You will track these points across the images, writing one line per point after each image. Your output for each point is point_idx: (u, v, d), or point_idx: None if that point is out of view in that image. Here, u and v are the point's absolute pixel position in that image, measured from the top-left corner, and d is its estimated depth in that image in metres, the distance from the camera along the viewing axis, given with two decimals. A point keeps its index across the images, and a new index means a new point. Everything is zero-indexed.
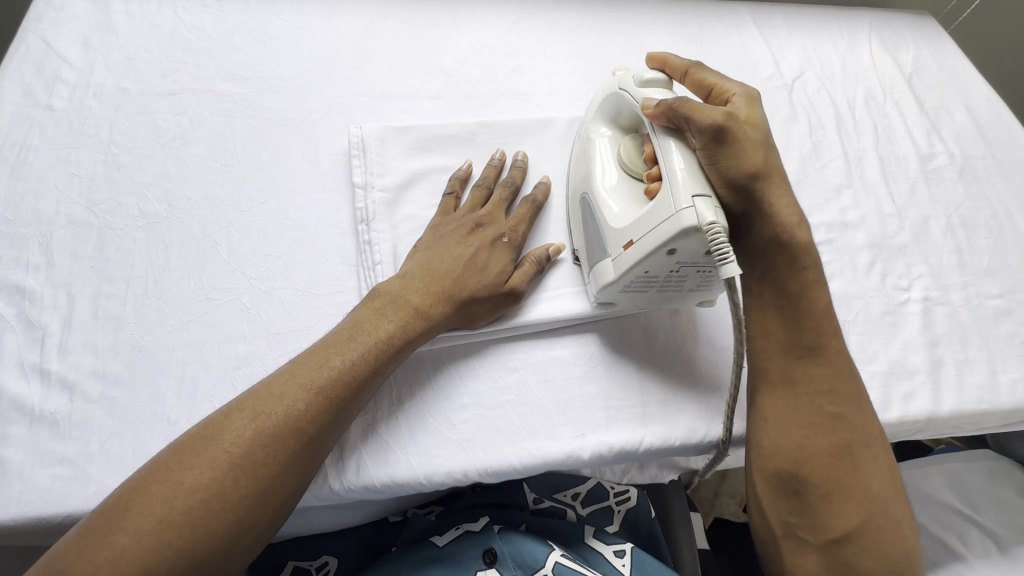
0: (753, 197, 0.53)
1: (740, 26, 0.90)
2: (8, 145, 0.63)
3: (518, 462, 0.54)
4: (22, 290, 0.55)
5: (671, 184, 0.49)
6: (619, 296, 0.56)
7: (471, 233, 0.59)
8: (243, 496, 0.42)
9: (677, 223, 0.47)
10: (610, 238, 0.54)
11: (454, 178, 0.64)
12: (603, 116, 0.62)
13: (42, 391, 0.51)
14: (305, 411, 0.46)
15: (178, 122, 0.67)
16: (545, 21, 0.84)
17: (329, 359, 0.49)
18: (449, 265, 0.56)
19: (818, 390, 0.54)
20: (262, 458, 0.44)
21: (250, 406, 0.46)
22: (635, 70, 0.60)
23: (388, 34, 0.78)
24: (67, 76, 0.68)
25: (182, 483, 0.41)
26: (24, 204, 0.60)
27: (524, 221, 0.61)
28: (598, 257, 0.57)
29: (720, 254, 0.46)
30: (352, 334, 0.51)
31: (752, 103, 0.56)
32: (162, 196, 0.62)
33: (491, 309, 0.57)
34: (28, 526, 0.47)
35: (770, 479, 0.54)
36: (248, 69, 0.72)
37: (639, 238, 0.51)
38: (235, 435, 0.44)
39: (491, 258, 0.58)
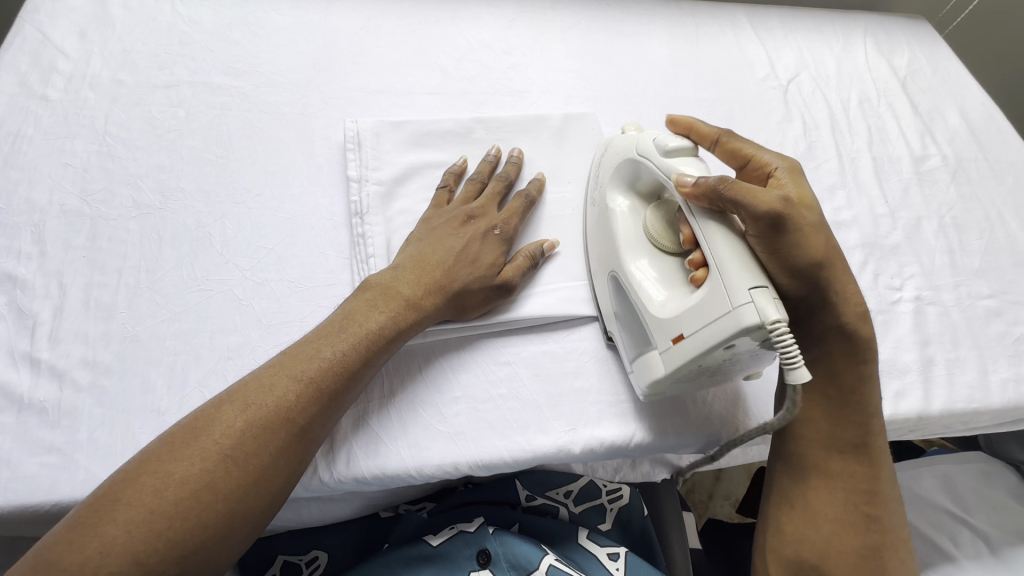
0: (817, 283, 0.51)
1: (736, 27, 0.91)
2: (2, 134, 0.63)
3: (508, 455, 0.54)
4: (13, 278, 0.55)
5: (723, 273, 0.46)
6: (667, 387, 0.53)
7: (463, 225, 0.59)
8: (234, 487, 0.42)
9: (738, 321, 0.44)
10: (657, 329, 0.51)
11: (448, 172, 0.64)
12: (620, 181, 0.59)
13: (31, 379, 0.51)
14: (297, 401, 0.46)
15: (174, 114, 0.67)
16: (543, 19, 0.85)
17: (321, 350, 0.49)
18: (441, 257, 0.56)
19: (855, 486, 0.53)
20: (253, 448, 0.44)
21: (241, 397, 0.46)
22: (654, 134, 0.55)
23: (385, 30, 0.78)
24: (63, 67, 0.68)
25: (173, 475, 0.41)
26: (17, 193, 0.60)
27: (517, 215, 0.61)
28: (643, 345, 0.53)
29: (787, 355, 0.42)
30: (343, 325, 0.51)
31: (796, 177, 0.53)
32: (157, 187, 0.62)
33: (482, 301, 0.57)
34: (15, 515, 0.47)
35: (789, 566, 0.54)
36: (245, 63, 0.72)
37: (692, 333, 0.47)
38: (226, 427, 0.44)
39: (483, 250, 0.58)
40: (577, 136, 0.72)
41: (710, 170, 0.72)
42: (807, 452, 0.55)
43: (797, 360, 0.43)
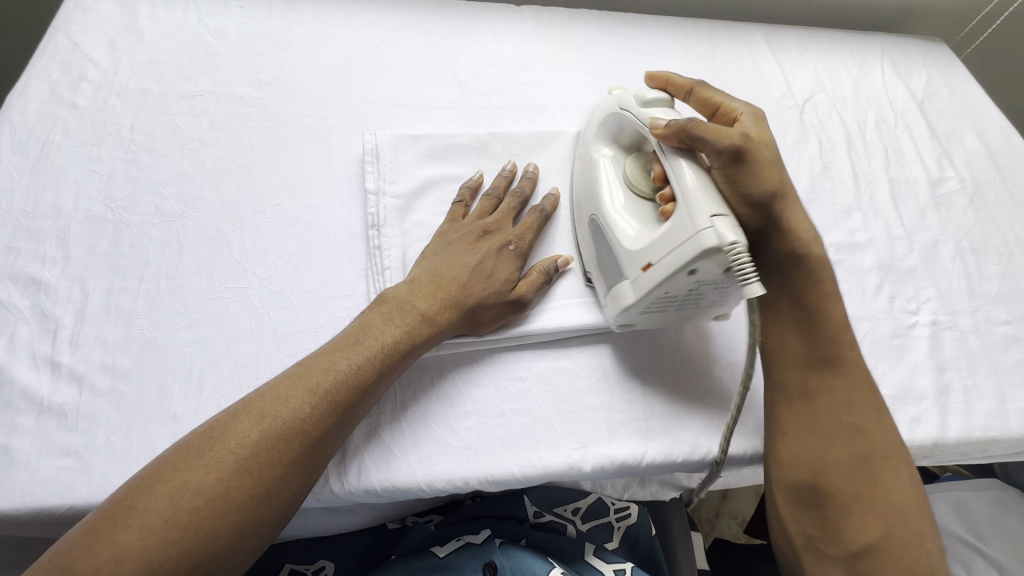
0: (774, 213, 0.53)
1: (752, 46, 0.92)
2: (31, 140, 0.64)
3: (518, 471, 0.54)
4: (38, 282, 0.56)
5: (686, 203, 0.49)
6: (637, 317, 0.56)
7: (479, 240, 0.59)
8: (248, 497, 0.43)
9: (698, 244, 0.47)
10: (627, 260, 0.54)
11: (465, 187, 0.65)
12: (606, 136, 0.61)
13: (52, 382, 0.52)
14: (310, 413, 0.47)
15: (198, 124, 0.68)
16: (561, 36, 0.86)
17: (336, 362, 0.50)
18: (458, 272, 0.57)
19: (838, 396, 0.53)
20: (267, 460, 0.44)
21: (256, 408, 0.46)
22: (633, 90, 0.59)
23: (405, 44, 0.79)
24: (92, 76, 0.70)
25: (189, 484, 0.42)
26: (43, 198, 0.61)
27: (532, 231, 0.62)
28: (616, 280, 0.56)
29: (744, 273, 0.46)
30: (359, 338, 0.51)
31: (761, 119, 0.57)
32: (179, 195, 0.63)
33: (496, 316, 0.57)
34: (31, 517, 0.47)
35: (788, 490, 0.52)
36: (268, 74, 0.74)
37: (658, 261, 0.51)
38: (241, 436, 0.44)
39: (498, 265, 0.58)
40: None
41: None
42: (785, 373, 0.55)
43: (753, 278, 0.47)
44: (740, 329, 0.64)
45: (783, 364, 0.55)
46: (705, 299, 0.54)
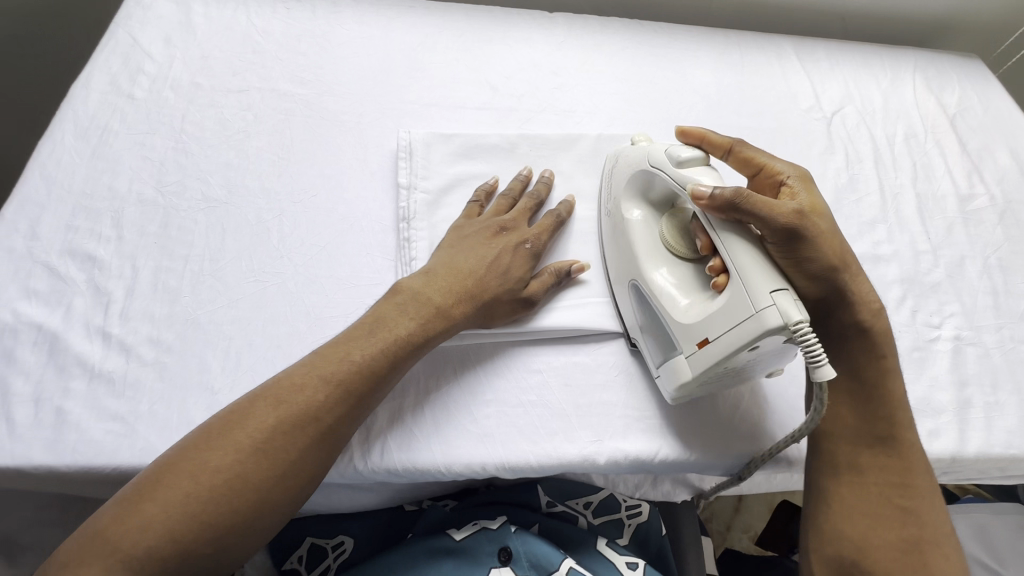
0: (837, 285, 0.53)
1: (782, 58, 0.92)
2: (91, 127, 0.69)
3: (534, 460, 0.56)
4: (93, 258, 0.60)
5: (743, 277, 0.48)
6: (693, 390, 0.55)
7: (496, 236, 0.61)
8: (264, 477, 0.45)
9: (761, 323, 0.47)
10: (680, 334, 0.53)
11: (481, 188, 0.67)
12: (633, 190, 0.62)
13: (103, 351, 0.55)
14: (325, 401, 0.49)
15: (244, 117, 0.72)
16: (591, 43, 0.88)
17: (350, 354, 0.51)
18: (473, 268, 0.58)
19: (888, 479, 0.53)
20: (281, 444, 0.46)
21: (273, 394, 0.48)
22: (665, 146, 0.59)
23: (441, 47, 0.83)
24: (149, 69, 0.75)
25: (210, 462, 0.45)
26: (102, 180, 0.65)
27: (547, 231, 0.63)
28: (669, 351, 0.55)
29: (812, 355, 0.46)
30: (373, 330, 0.53)
31: (809, 181, 0.56)
32: (224, 183, 0.67)
33: (510, 311, 0.59)
34: (79, 474, 0.51)
35: (828, 563, 0.53)
36: (310, 72, 0.77)
37: (716, 338, 0.50)
38: (259, 425, 0.47)
39: (513, 263, 0.60)
40: None
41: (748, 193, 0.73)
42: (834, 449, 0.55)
43: (823, 359, 0.46)
44: None
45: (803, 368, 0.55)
46: (761, 362, 0.54)
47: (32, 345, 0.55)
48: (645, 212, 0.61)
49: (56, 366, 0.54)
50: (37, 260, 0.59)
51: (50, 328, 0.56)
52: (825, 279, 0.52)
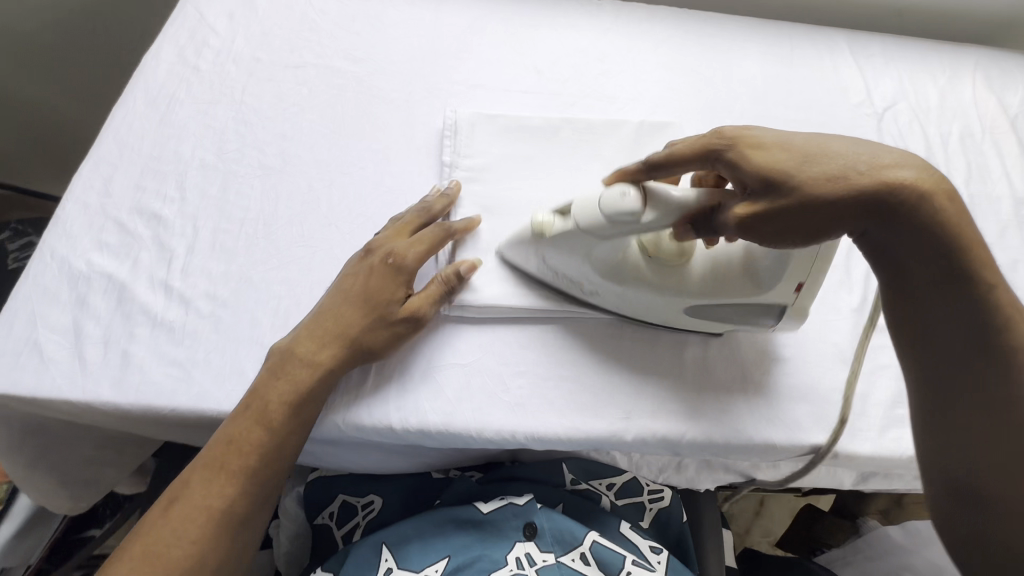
0: (866, 211, 0.45)
1: (833, 51, 0.90)
2: (160, 96, 0.73)
3: (563, 432, 0.57)
4: (158, 217, 0.64)
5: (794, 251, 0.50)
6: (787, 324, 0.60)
7: (359, 262, 0.59)
8: (194, 565, 0.48)
9: (823, 256, 0.51)
10: (775, 298, 0.55)
11: (384, 223, 0.63)
12: (592, 259, 0.57)
13: (164, 302, 0.59)
14: (229, 485, 0.50)
15: (299, 91, 0.76)
16: (637, 31, 0.88)
17: (239, 435, 0.51)
18: (333, 307, 0.56)
19: (989, 402, 0.48)
20: (200, 534, 0.48)
21: (184, 485, 0.50)
22: (587, 216, 0.53)
23: (489, 31, 0.84)
24: (213, 43, 0.79)
25: (139, 566, 0.47)
26: (168, 145, 0.69)
27: (426, 244, 0.59)
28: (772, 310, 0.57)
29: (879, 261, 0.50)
30: (249, 403, 0.52)
31: (744, 139, 0.48)
32: (278, 153, 0.70)
33: (391, 336, 0.56)
34: (140, 413, 0.55)
35: (949, 488, 0.53)
36: (363, 50, 0.80)
37: (808, 278, 0.52)
38: (205, 490, 0.50)
39: (384, 285, 0.57)
40: (655, 143, 0.74)
41: None
42: (918, 382, 0.51)
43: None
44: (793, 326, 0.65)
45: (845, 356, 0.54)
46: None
47: (103, 293, 0.59)
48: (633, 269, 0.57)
49: (124, 313, 0.58)
50: (109, 216, 0.64)
51: (119, 278, 0.60)
52: (839, 225, 0.45)
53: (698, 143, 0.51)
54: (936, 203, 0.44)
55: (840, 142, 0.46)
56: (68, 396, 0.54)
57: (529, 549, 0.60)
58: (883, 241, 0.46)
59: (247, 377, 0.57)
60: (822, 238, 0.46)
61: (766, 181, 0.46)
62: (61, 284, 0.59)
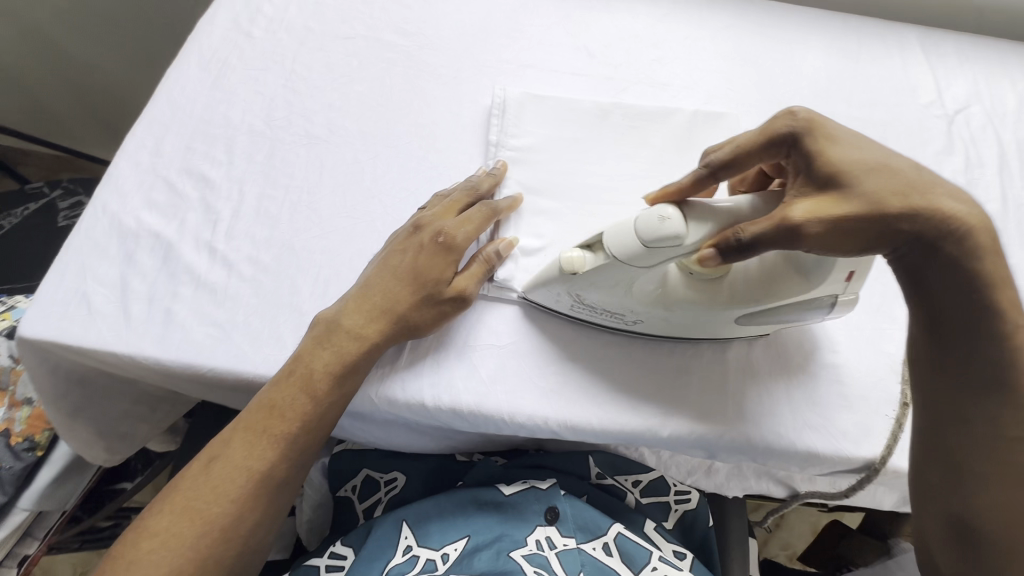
0: (908, 231, 0.44)
1: (903, 47, 0.85)
2: (214, 60, 0.74)
3: (598, 423, 0.56)
4: (205, 179, 0.65)
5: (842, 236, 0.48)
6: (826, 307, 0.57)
7: (408, 237, 0.58)
8: (232, 524, 0.48)
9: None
10: (827, 291, 0.52)
11: (435, 197, 0.62)
12: (633, 293, 0.53)
13: (208, 263, 0.60)
14: (268, 449, 0.50)
15: (349, 62, 0.75)
16: (695, 17, 0.85)
17: (280, 401, 0.51)
18: (381, 284, 0.56)
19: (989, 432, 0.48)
20: (239, 493, 0.49)
21: (226, 443, 0.51)
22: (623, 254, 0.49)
23: (542, 11, 0.82)
24: (267, 11, 0.79)
25: (180, 518, 0.48)
26: (218, 110, 0.70)
27: (474, 223, 0.58)
28: (821, 303, 0.54)
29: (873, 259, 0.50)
30: (291, 369, 0.52)
31: (820, 130, 0.48)
32: (325, 123, 0.70)
33: (437, 315, 0.55)
34: (180, 370, 0.55)
35: (944, 526, 0.51)
36: (414, 25, 0.79)
37: (860, 264, 0.50)
38: (245, 450, 0.50)
39: (430, 262, 0.56)
40: (708, 133, 0.72)
41: None
42: (924, 404, 0.51)
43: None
44: (845, 332, 0.62)
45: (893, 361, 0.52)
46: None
47: (149, 250, 0.60)
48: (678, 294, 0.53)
49: (168, 271, 0.59)
50: (159, 175, 0.65)
51: (165, 237, 0.61)
52: (886, 241, 0.45)
53: (768, 126, 0.50)
54: (976, 237, 0.45)
55: (903, 160, 0.46)
56: (112, 349, 0.55)
57: (550, 533, 0.58)
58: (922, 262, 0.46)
59: (284, 343, 0.57)
60: (865, 250, 0.46)
61: (831, 181, 0.45)
62: (110, 239, 0.60)
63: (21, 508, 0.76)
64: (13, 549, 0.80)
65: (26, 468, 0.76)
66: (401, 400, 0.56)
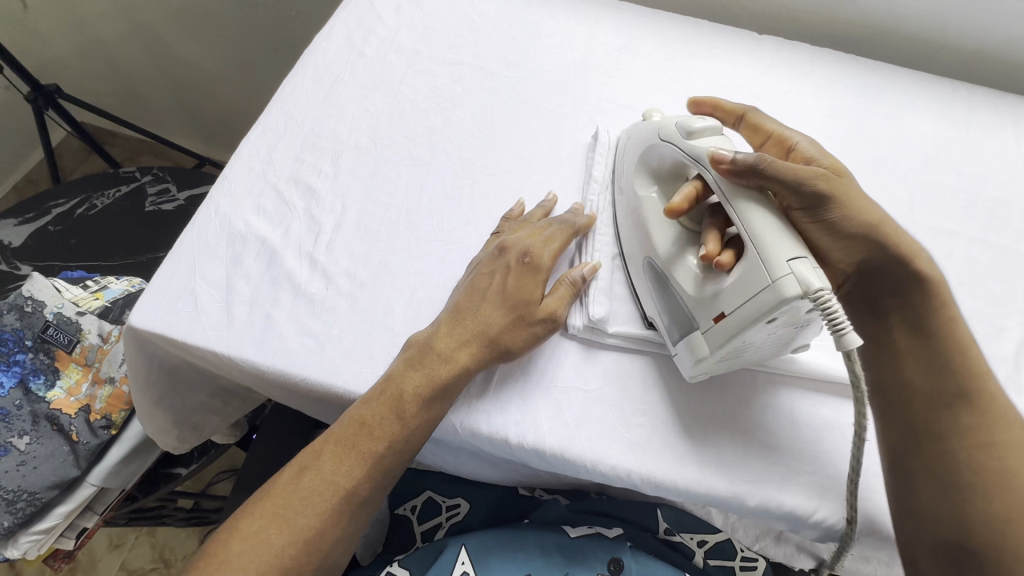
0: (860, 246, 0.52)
1: (1017, 120, 0.82)
2: (327, 75, 0.76)
3: (683, 482, 0.54)
4: (311, 190, 0.67)
5: (756, 247, 0.48)
6: (711, 369, 0.54)
7: (494, 260, 0.58)
8: (318, 539, 0.49)
9: (778, 293, 0.45)
10: (697, 310, 0.52)
11: (511, 223, 0.63)
12: (642, 163, 0.61)
13: (309, 273, 0.61)
14: (355, 469, 0.51)
15: (454, 88, 0.77)
16: (799, 71, 0.84)
17: (373, 421, 0.52)
18: (472, 308, 0.56)
19: (977, 462, 0.47)
20: (325, 509, 0.50)
21: (315, 456, 0.51)
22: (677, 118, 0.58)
23: (644, 53, 0.83)
24: (379, 32, 0.81)
25: (270, 526, 0.48)
26: (328, 123, 0.72)
27: (558, 242, 0.59)
28: (686, 327, 0.54)
29: (836, 321, 0.44)
30: (384, 388, 0.53)
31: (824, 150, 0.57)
32: (427, 146, 0.72)
33: (528, 336, 0.55)
34: (274, 376, 0.57)
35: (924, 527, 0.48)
36: (517, 57, 0.81)
37: (732, 308, 0.49)
38: (336, 465, 0.51)
39: (517, 283, 0.56)
40: None
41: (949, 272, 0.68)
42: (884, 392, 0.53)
43: (846, 324, 0.44)
44: None
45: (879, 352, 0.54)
46: (763, 343, 0.51)
47: (255, 255, 0.62)
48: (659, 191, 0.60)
49: (271, 277, 0.61)
50: (269, 182, 0.67)
51: (271, 242, 0.63)
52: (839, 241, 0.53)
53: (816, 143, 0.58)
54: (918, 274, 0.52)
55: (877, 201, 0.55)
56: (213, 347, 0.57)
57: None
58: (871, 280, 0.54)
59: (376, 362, 0.57)
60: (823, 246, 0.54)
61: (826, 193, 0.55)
62: (220, 240, 0.62)
63: (90, 483, 0.78)
64: (75, 520, 0.82)
65: (100, 444, 0.78)
66: (485, 436, 0.55)
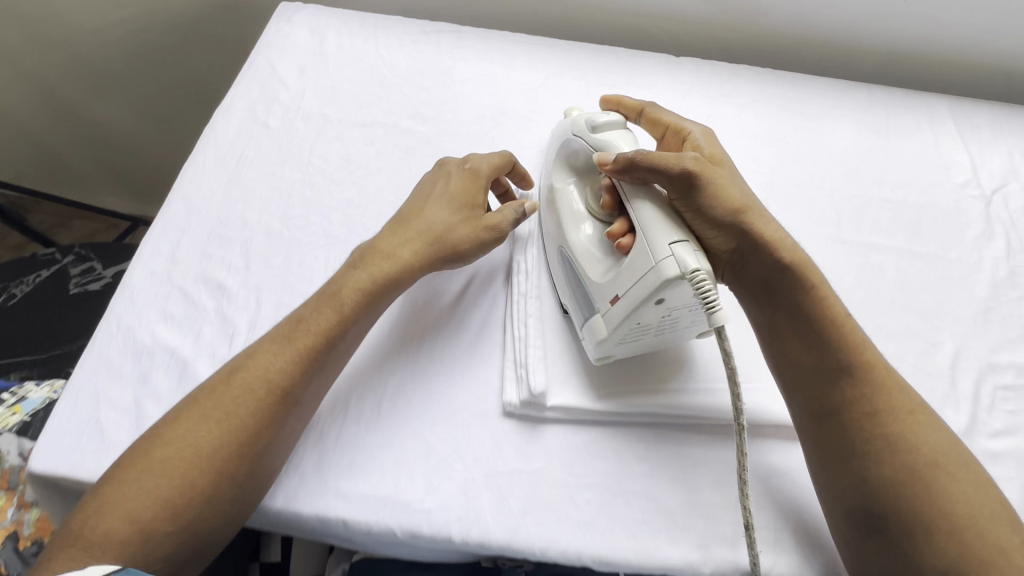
0: (741, 231, 0.53)
1: (934, 119, 0.83)
2: (231, 154, 0.72)
3: (634, 558, 0.52)
4: (222, 288, 0.63)
5: (644, 233, 0.50)
6: (614, 349, 0.56)
7: (434, 177, 0.66)
8: (227, 448, 0.48)
9: (660, 274, 0.48)
10: (596, 294, 0.55)
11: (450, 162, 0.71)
12: (557, 160, 0.64)
13: None
14: (261, 389, 0.50)
15: (366, 152, 0.74)
16: (719, 91, 0.83)
17: (283, 349, 0.52)
18: (413, 223, 0.62)
19: (889, 442, 0.48)
20: (232, 426, 0.49)
21: (220, 386, 0.51)
22: (590, 113, 0.62)
23: (562, 90, 0.81)
24: (283, 98, 0.77)
25: (176, 445, 0.47)
26: (235, 208, 0.68)
27: (495, 157, 0.67)
28: (588, 311, 0.57)
29: (708, 301, 0.46)
30: (299, 326, 0.54)
31: (713, 141, 0.60)
32: (343, 220, 0.68)
33: (473, 233, 0.62)
34: None
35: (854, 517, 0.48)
36: (432, 109, 0.78)
37: (624, 288, 0.51)
38: (245, 382, 0.51)
39: (458, 189, 0.64)
40: None
41: (880, 290, 0.68)
42: (787, 371, 0.54)
43: (718, 303, 0.47)
44: None
45: (786, 346, 0.54)
46: (660, 325, 0.54)
47: (165, 370, 0.58)
48: (575, 183, 0.63)
49: (183, 393, 0.56)
50: (174, 285, 0.63)
51: (182, 354, 0.59)
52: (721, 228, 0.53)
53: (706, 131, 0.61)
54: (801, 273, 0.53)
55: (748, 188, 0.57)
56: None
57: None
58: (747, 267, 0.55)
59: (304, 473, 0.54)
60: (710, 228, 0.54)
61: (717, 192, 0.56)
62: (125, 359, 0.58)
63: None
64: None
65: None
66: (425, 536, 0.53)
